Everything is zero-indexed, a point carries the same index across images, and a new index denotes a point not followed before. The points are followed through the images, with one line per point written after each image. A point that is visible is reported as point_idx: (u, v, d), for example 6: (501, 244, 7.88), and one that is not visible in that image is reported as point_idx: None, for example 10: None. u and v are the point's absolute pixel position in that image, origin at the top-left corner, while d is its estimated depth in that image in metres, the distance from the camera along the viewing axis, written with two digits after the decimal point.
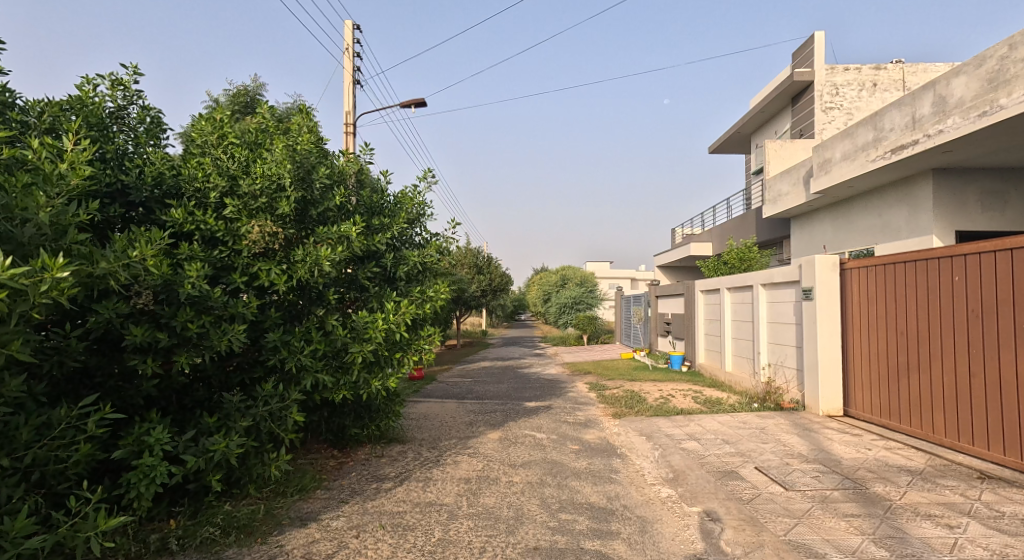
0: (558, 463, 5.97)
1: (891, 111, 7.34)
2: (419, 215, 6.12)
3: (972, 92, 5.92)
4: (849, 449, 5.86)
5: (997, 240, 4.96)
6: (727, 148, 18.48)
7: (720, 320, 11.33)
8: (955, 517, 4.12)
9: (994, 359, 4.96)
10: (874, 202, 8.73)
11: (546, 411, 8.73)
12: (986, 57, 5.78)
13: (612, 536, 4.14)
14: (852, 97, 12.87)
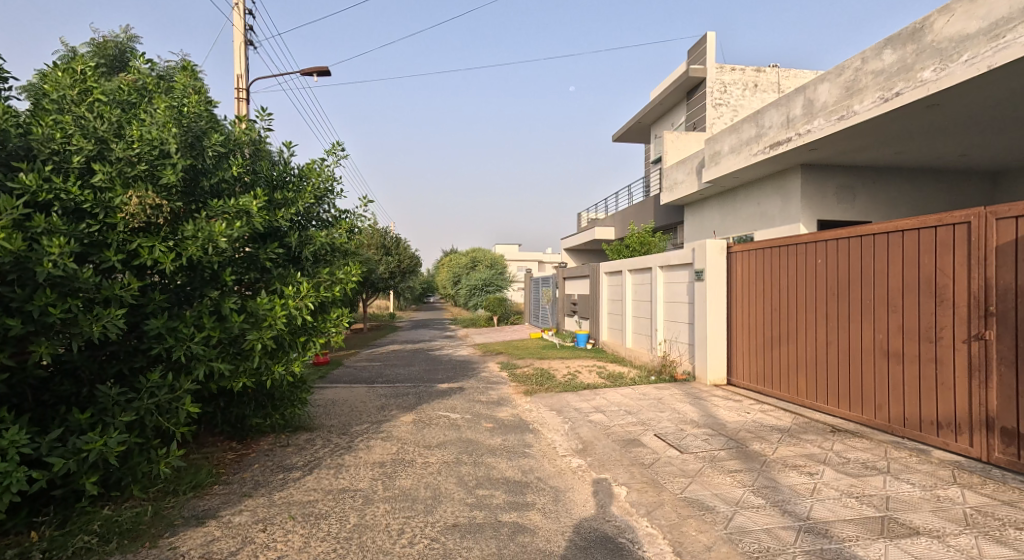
0: (473, 442, 6.30)
1: (770, 109, 8.20)
2: (328, 190, 5.91)
3: (833, 98, 6.74)
4: (731, 413, 6.70)
5: (850, 228, 5.83)
6: (629, 137, 19.47)
7: (622, 300, 12.16)
8: (814, 466, 4.92)
9: (845, 330, 5.86)
10: (754, 192, 9.74)
11: (459, 392, 9.03)
12: (844, 68, 6.57)
13: (528, 507, 4.54)
14: (737, 95, 14.09)
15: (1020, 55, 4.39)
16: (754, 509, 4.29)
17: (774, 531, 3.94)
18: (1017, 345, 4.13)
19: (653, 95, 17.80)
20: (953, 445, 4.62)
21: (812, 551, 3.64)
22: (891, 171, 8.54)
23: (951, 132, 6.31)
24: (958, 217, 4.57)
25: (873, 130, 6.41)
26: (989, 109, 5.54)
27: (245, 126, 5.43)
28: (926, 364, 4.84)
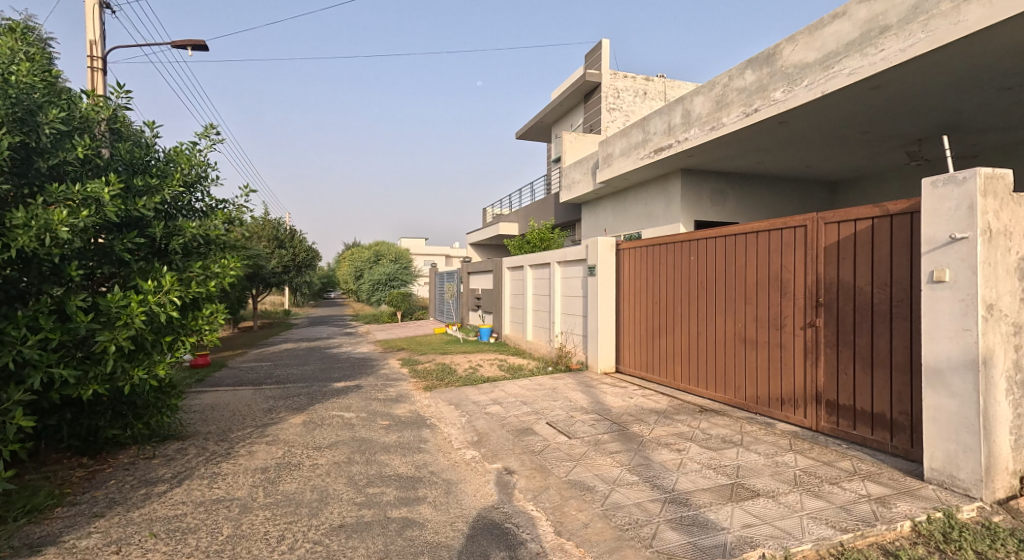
0: (367, 440, 6.24)
1: (655, 117, 8.69)
2: (199, 177, 5.56)
3: (707, 110, 7.25)
4: (617, 398, 7.11)
5: (715, 228, 6.38)
6: (531, 135, 19.94)
7: (523, 295, 12.46)
8: (682, 443, 5.37)
9: (711, 320, 6.42)
10: (642, 193, 10.35)
11: (355, 391, 8.86)
12: (716, 83, 7.08)
13: (419, 501, 4.59)
14: (630, 101, 14.90)
15: (845, 84, 5.06)
16: (628, 486, 4.63)
17: (644, 504, 4.28)
18: (838, 331, 4.77)
19: (554, 96, 18.35)
20: (793, 418, 5.26)
21: (673, 519, 4.00)
22: (757, 178, 9.45)
23: (800, 146, 7.10)
24: (798, 220, 5.17)
25: (740, 141, 7.02)
26: (828, 128, 6.27)
27: (96, 102, 4.94)
28: (774, 349, 5.45)
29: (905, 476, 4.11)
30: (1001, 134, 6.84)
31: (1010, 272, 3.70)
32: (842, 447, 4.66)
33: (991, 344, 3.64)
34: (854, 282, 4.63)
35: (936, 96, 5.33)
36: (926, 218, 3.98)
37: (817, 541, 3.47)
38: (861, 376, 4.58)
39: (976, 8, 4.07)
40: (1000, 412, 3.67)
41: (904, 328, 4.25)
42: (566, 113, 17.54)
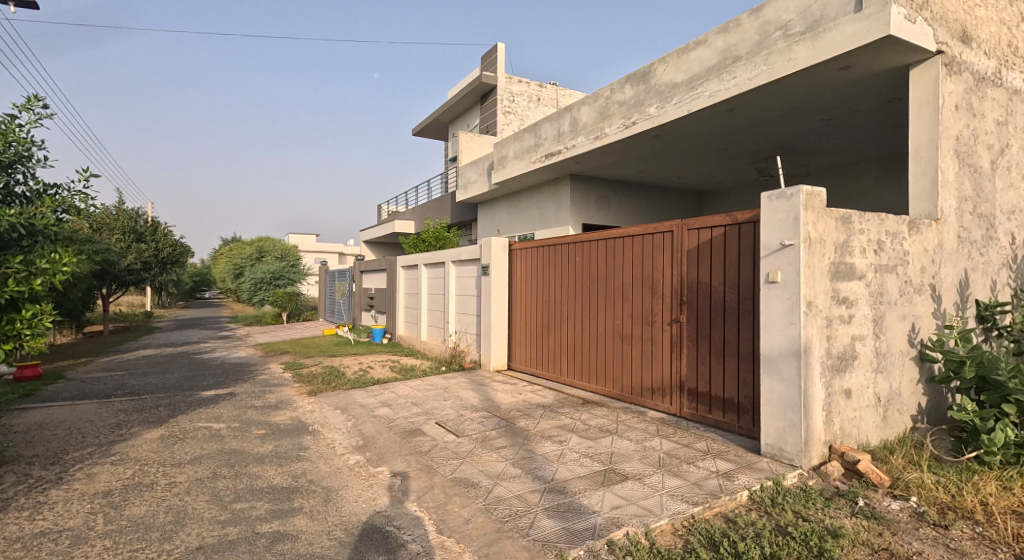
0: (237, 452, 5.90)
1: (546, 122, 8.89)
2: (21, 156, 4.80)
3: (592, 118, 7.56)
4: (507, 395, 7.22)
5: (596, 231, 6.75)
6: (428, 133, 19.84)
7: (418, 294, 12.34)
8: (563, 434, 5.64)
9: (592, 318, 6.80)
10: (535, 196, 10.67)
11: (226, 400, 8.28)
12: (600, 93, 7.34)
13: (293, 513, 4.46)
14: (524, 106, 15.35)
15: (705, 105, 5.60)
16: (510, 479, 4.82)
17: (525, 495, 4.49)
18: (697, 326, 5.29)
19: (451, 95, 18.39)
20: (661, 406, 5.74)
21: (550, 507, 4.25)
22: (637, 186, 10.14)
23: (671, 157, 7.70)
24: (665, 226, 5.65)
25: (620, 150, 7.45)
26: (695, 143, 6.89)
27: None
28: (646, 343, 5.91)
29: (747, 452, 4.71)
30: (829, 157, 7.91)
31: (827, 274, 4.34)
32: (699, 430, 5.18)
33: (810, 335, 4.29)
34: (710, 282, 5.15)
35: (780, 121, 6.06)
36: (764, 226, 4.57)
37: (674, 516, 3.95)
38: (716, 366, 5.11)
39: (804, 48, 4.75)
40: (817, 392, 4.34)
41: (748, 323, 4.81)
42: (463, 113, 17.64)
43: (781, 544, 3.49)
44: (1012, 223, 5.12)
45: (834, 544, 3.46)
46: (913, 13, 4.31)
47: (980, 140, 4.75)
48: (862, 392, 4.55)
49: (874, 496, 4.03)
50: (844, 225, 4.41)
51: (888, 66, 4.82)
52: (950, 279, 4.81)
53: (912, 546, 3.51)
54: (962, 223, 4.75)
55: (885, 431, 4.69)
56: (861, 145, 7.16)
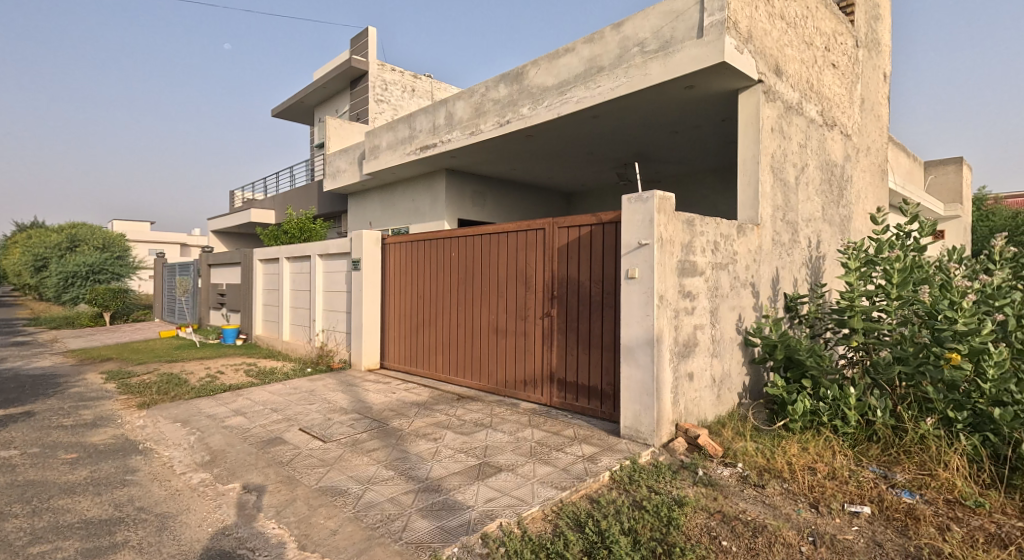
0: (39, 483, 5.02)
1: (420, 114, 8.28)
2: None
3: (467, 114, 7.40)
4: (379, 395, 6.93)
5: (471, 228, 6.79)
6: (290, 116, 18.60)
7: (279, 290, 11.43)
8: (438, 432, 5.61)
9: (468, 313, 6.82)
10: (409, 189, 10.31)
11: (22, 420, 6.98)
12: (475, 91, 7.27)
13: (114, 549, 3.92)
14: (397, 97, 15.00)
15: (573, 110, 5.90)
16: (382, 482, 4.71)
17: (397, 498, 4.41)
18: (567, 319, 5.57)
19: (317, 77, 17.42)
20: (534, 397, 5.96)
21: (424, 507, 4.23)
22: (508, 184, 10.38)
23: (537, 157, 7.97)
24: (537, 224, 5.86)
25: (493, 148, 7.50)
26: (562, 145, 7.24)
27: None
28: (520, 337, 6.08)
29: (608, 435, 5.07)
30: (675, 166, 8.75)
31: (675, 270, 4.82)
32: (567, 417, 5.47)
33: (662, 325, 4.74)
34: (579, 278, 5.44)
35: (637, 130, 6.59)
36: (624, 227, 4.96)
37: (544, 502, 4.15)
38: (582, 356, 5.43)
39: (657, 65, 5.21)
40: (666, 376, 4.81)
41: (612, 315, 5.17)
42: (329, 97, 16.78)
43: (637, 518, 3.84)
44: (813, 228, 6.10)
45: (680, 512, 3.90)
46: (742, 44, 4.93)
47: (788, 158, 5.56)
48: (703, 374, 5.13)
49: (711, 465, 4.60)
50: (689, 228, 4.92)
51: (720, 89, 5.36)
52: (766, 276, 5.58)
53: (739, 506, 4.06)
54: (774, 227, 5.54)
55: (719, 408, 5.33)
56: (703, 157, 8.02)
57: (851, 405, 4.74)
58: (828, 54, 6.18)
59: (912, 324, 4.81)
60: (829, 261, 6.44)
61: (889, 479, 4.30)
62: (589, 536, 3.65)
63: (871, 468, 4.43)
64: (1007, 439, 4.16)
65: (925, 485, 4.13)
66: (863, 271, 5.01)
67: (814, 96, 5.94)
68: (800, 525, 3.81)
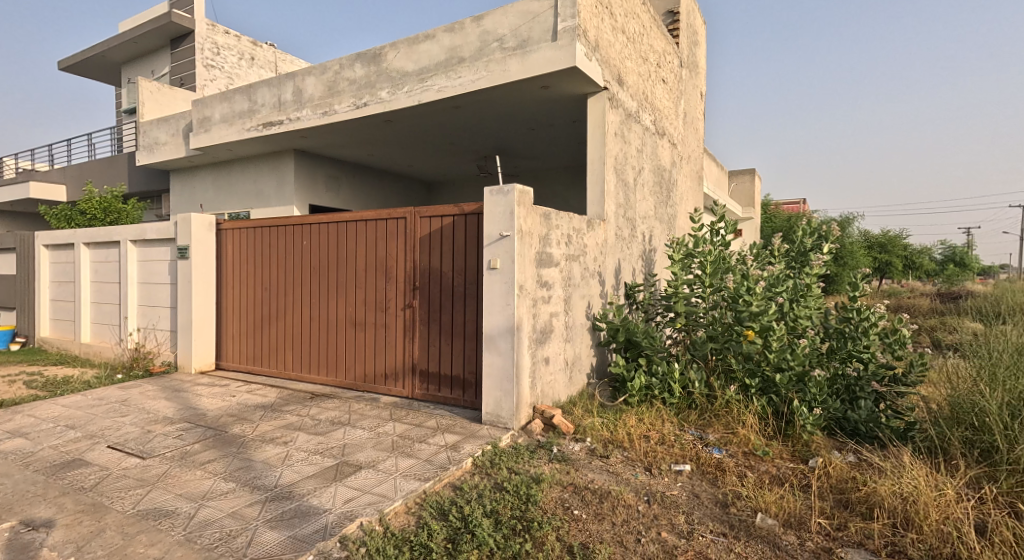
0: None
1: (264, 86, 7.30)
2: None
3: (319, 93, 6.80)
4: (214, 399, 6.14)
5: (321, 214, 6.34)
6: (85, 72, 15.38)
7: (74, 282, 9.15)
8: (288, 434, 5.18)
9: (321, 306, 6.37)
10: (247, 168, 8.67)
11: None
12: (326, 67, 6.72)
13: None
14: (232, 64, 13.24)
15: (434, 98, 5.84)
16: (221, 497, 4.18)
17: (240, 511, 3.96)
18: (429, 310, 5.54)
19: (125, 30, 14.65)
20: (394, 390, 5.82)
21: (273, 517, 3.87)
22: (363, 169, 9.57)
23: (389, 143, 7.71)
24: (397, 213, 5.71)
25: (344, 131, 7.01)
26: (417, 133, 7.10)
27: None
28: (379, 330, 5.88)
29: (470, 423, 5.16)
30: (533, 162, 9.15)
31: (533, 261, 5.07)
32: (430, 408, 5.45)
33: (522, 314, 4.95)
34: (441, 268, 5.45)
35: (494, 124, 6.73)
36: (486, 218, 5.05)
37: (407, 495, 4.07)
38: (446, 347, 5.45)
39: (515, 62, 5.39)
40: (525, 362, 5.04)
41: (474, 305, 5.27)
42: (142, 56, 14.23)
43: (499, 499, 3.99)
44: (648, 225, 6.95)
45: (538, 489, 4.16)
46: (591, 52, 5.31)
47: (628, 160, 6.21)
48: (557, 358, 5.50)
49: (564, 441, 4.96)
50: (546, 221, 5.21)
51: (572, 92, 5.75)
52: (611, 266, 6.19)
53: (588, 477, 4.43)
54: (617, 223, 6.16)
55: (571, 388, 5.77)
56: (556, 154, 8.48)
57: (676, 379, 5.43)
58: (659, 71, 7.00)
59: (720, 307, 5.65)
60: (659, 254, 7.37)
61: (705, 439, 5.03)
62: (453, 523, 3.71)
63: (690, 432, 5.15)
64: (784, 399, 5.15)
65: (729, 441, 4.92)
66: (685, 262, 5.83)
67: (649, 107, 6.71)
68: (637, 487, 4.32)
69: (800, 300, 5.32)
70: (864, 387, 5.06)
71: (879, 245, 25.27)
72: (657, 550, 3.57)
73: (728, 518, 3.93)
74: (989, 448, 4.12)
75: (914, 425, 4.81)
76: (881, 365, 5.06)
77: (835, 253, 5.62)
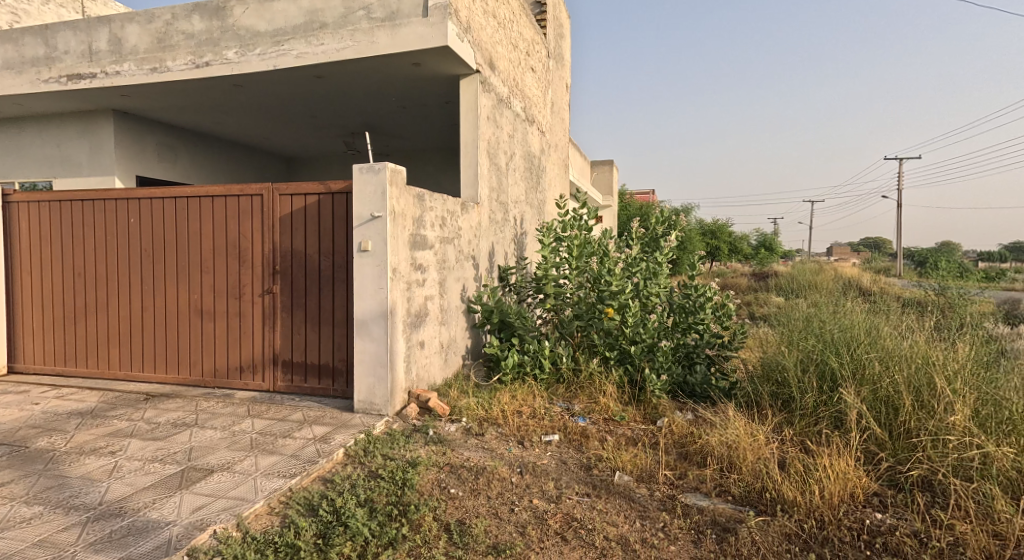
0: None
1: (65, 29, 6.04)
2: None
3: (145, 45, 5.83)
4: (10, 410, 5.02)
5: (153, 189, 5.49)
6: None
7: None
8: (116, 443, 4.35)
9: (156, 295, 5.56)
10: (44, 128, 7.14)
11: None
12: (154, 15, 5.76)
13: None
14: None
15: (293, 65, 5.35)
16: (23, 525, 3.26)
17: (50, 539, 3.11)
18: (292, 295, 5.15)
19: None
20: (252, 384, 5.32)
21: (98, 540, 3.09)
22: (204, 139, 8.48)
23: (237, 111, 6.94)
24: (251, 189, 5.17)
25: (178, 92, 6.11)
26: (270, 101, 6.48)
27: None
28: (231, 319, 5.31)
29: (341, 412, 4.90)
30: (403, 142, 8.88)
31: (407, 243, 4.93)
32: (295, 401, 5.09)
33: (395, 297, 4.79)
34: (306, 251, 5.08)
35: (359, 97, 6.38)
36: (355, 198, 4.76)
37: (271, 496, 3.55)
38: (312, 334, 5.12)
39: (384, 35, 5.11)
40: (399, 347, 4.91)
41: (344, 290, 5.00)
42: None
43: (373, 488, 3.71)
44: (518, 209, 7.27)
45: (414, 472, 3.97)
46: (463, 33, 5.25)
47: (500, 145, 6.37)
48: (431, 341, 5.45)
49: (440, 424, 4.95)
50: (419, 202, 5.10)
51: (445, 72, 5.65)
52: (484, 249, 6.39)
53: (464, 455, 4.44)
54: (491, 206, 6.37)
55: (446, 370, 5.78)
56: (426, 135, 8.33)
57: (546, 355, 5.72)
58: (527, 59, 7.22)
59: (585, 288, 6.07)
60: (529, 237, 7.79)
61: (571, 410, 5.36)
62: (322, 517, 3.33)
63: (558, 404, 5.47)
64: (637, 368, 5.68)
65: (592, 410, 5.30)
66: (552, 246, 6.19)
67: (518, 93, 6.91)
68: (511, 460, 4.39)
69: (651, 279, 5.87)
70: (700, 353, 5.75)
71: (710, 232, 28.70)
72: (530, 517, 3.59)
73: (591, 479, 4.12)
74: (788, 398, 4.93)
75: (736, 384, 5.54)
76: (713, 334, 5.77)
77: (679, 239, 6.31)
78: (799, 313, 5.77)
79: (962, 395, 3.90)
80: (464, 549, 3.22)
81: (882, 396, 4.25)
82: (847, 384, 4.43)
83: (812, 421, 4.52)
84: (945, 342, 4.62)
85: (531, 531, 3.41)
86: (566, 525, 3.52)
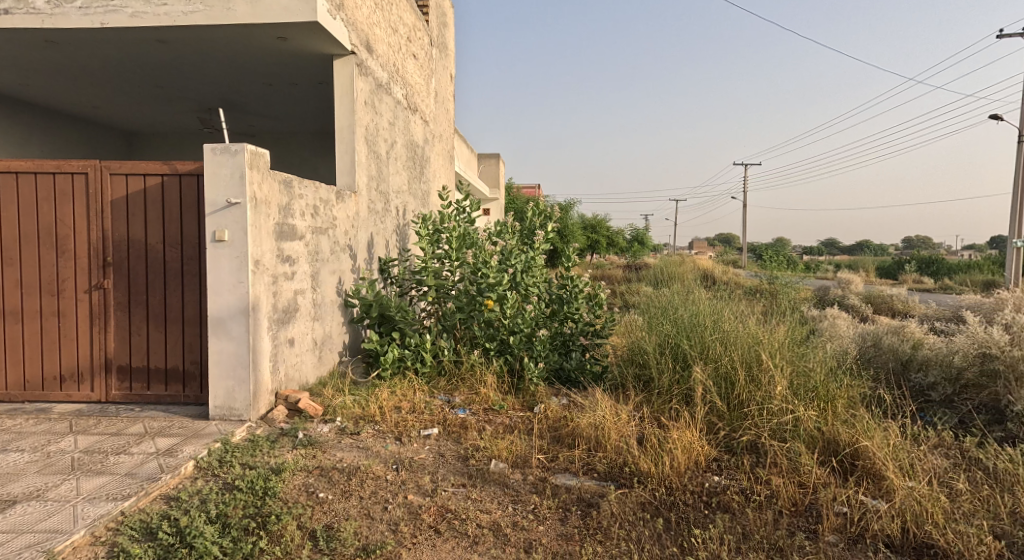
0: None
1: None
2: None
3: None
4: None
5: None
6: None
7: None
8: None
9: None
10: None
11: None
12: None
13: None
14: None
15: (125, 24, 4.68)
16: None
17: None
18: (130, 290, 4.55)
19: None
20: (78, 394, 4.63)
21: None
22: (7, 103, 7.23)
23: (62, 74, 5.98)
24: (74, 167, 4.46)
25: None
26: (102, 64, 5.64)
27: None
28: (49, 319, 4.57)
29: (193, 420, 4.41)
30: (272, 123, 8.23)
31: (272, 233, 4.54)
32: (135, 411, 4.50)
33: (258, 292, 4.39)
34: (146, 240, 4.50)
35: (215, 69, 5.76)
36: (208, 182, 4.25)
37: (94, 523, 3.08)
38: (155, 335, 4.56)
39: (242, 3, 4.63)
40: (263, 346, 4.52)
41: (193, 284, 4.52)
42: None
43: (228, 500, 3.36)
44: (400, 199, 7.02)
45: (277, 480, 3.66)
46: (335, 10, 4.91)
47: (379, 132, 6.09)
48: (302, 338, 5.08)
49: (312, 425, 4.63)
50: (286, 189, 4.71)
51: (315, 50, 5.26)
52: (362, 239, 6.09)
53: (337, 456, 4.18)
54: (369, 196, 6.07)
55: (319, 369, 5.42)
56: (298, 117, 7.77)
57: (427, 349, 5.60)
58: (409, 44, 6.97)
59: (466, 280, 5.97)
60: (410, 228, 7.56)
61: (452, 402, 5.29)
62: (162, 540, 2.95)
63: (439, 397, 5.37)
64: (516, 358, 5.73)
65: (473, 401, 5.26)
66: (433, 237, 6.02)
67: (398, 80, 6.65)
68: (387, 457, 4.21)
69: (527, 271, 5.97)
70: (575, 341, 5.93)
71: (591, 226, 30.06)
72: (403, 513, 3.45)
73: (468, 469, 4.07)
74: (649, 379, 5.23)
75: (607, 368, 5.77)
76: (586, 323, 5.97)
77: (557, 230, 6.41)
78: (659, 301, 6.16)
79: (781, 368, 4.41)
80: (330, 555, 3.02)
81: (722, 372, 4.60)
82: (696, 363, 4.78)
83: (666, 399, 4.82)
84: (773, 323, 5.16)
85: (403, 528, 3.27)
86: (440, 517, 3.43)
